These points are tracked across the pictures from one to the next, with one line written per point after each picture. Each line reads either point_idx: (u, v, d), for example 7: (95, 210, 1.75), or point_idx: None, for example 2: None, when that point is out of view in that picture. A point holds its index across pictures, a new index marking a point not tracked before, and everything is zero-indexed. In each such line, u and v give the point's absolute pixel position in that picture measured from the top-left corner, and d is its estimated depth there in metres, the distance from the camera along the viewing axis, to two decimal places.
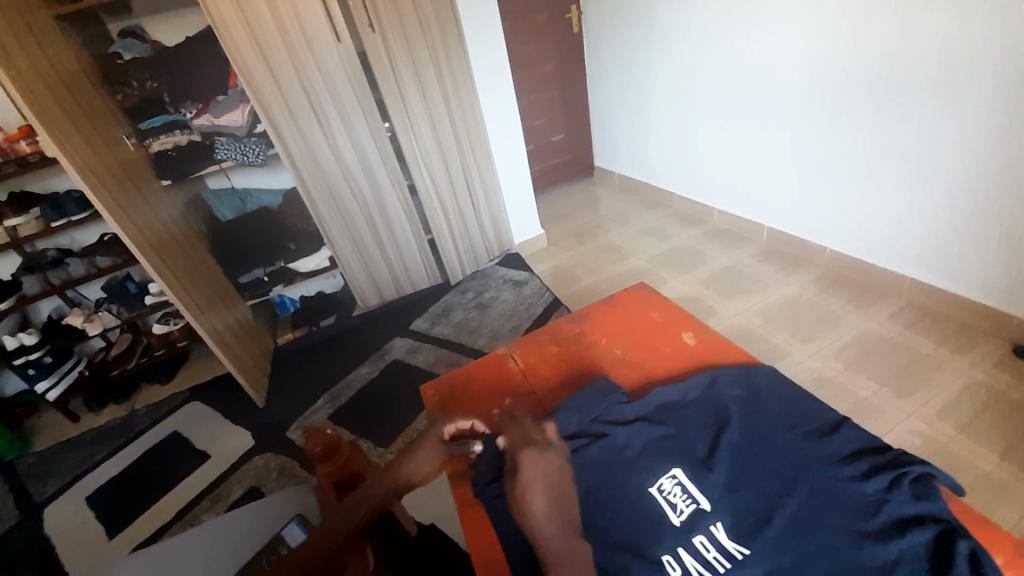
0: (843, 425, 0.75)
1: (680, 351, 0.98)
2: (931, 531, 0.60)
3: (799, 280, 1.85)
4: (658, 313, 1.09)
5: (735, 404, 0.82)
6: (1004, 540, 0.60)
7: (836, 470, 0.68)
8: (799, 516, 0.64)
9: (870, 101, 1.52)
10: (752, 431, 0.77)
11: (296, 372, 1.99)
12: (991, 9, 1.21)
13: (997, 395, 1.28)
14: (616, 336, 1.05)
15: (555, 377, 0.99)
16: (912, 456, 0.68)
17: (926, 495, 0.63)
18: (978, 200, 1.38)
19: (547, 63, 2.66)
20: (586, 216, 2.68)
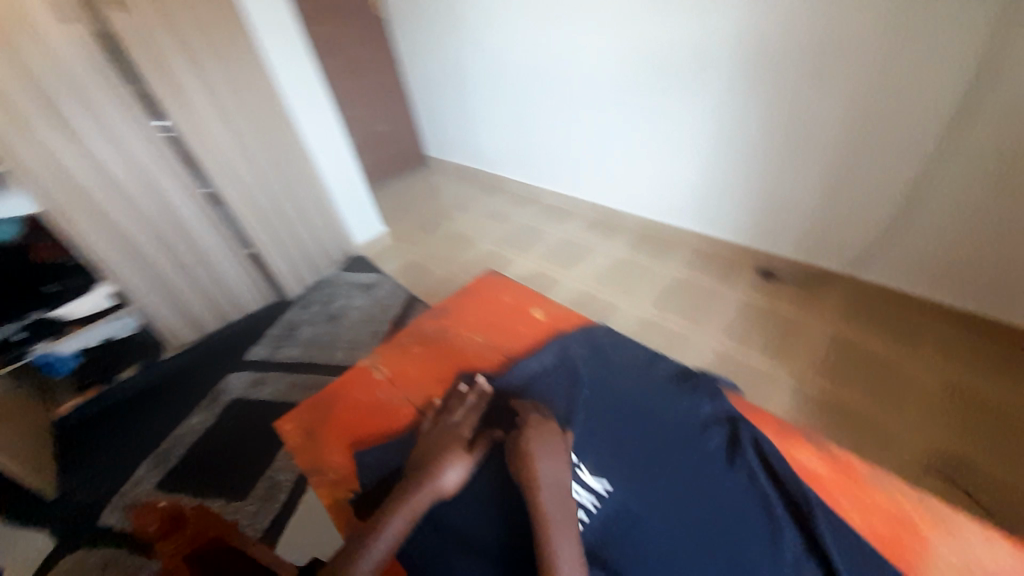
0: (660, 360, 0.95)
1: (533, 326, 1.06)
2: (723, 422, 0.82)
3: (618, 243, 2.17)
4: (509, 296, 1.16)
5: (583, 363, 0.95)
6: (766, 415, 0.84)
7: (663, 396, 0.87)
8: (644, 439, 0.81)
9: (644, 88, 1.83)
10: (599, 381, 0.91)
11: (96, 444, 1.56)
12: (709, 12, 1.53)
13: (755, 308, 1.71)
14: (475, 325, 1.09)
15: (424, 377, 0.99)
16: (706, 373, 0.91)
17: (717, 398, 0.86)
18: (723, 166, 1.78)
19: (355, 48, 2.51)
20: (427, 207, 2.68)
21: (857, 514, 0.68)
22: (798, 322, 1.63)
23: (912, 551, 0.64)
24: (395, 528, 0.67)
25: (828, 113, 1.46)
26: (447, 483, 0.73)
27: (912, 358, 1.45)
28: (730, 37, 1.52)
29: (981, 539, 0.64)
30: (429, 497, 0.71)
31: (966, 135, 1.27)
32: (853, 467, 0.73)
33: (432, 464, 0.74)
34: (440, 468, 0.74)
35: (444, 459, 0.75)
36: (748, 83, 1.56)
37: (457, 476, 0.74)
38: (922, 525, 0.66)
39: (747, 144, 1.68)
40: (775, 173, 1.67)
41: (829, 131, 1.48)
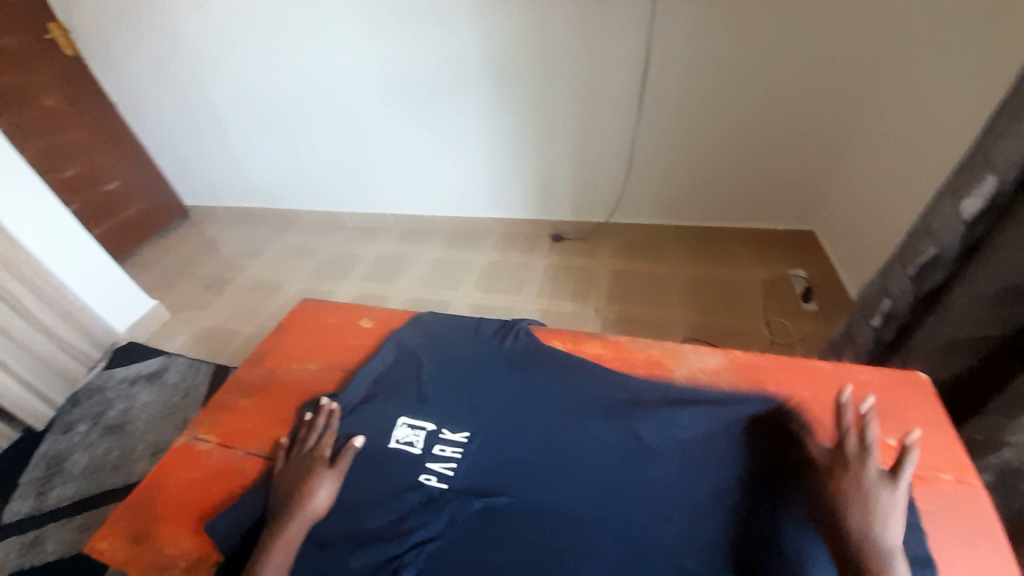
0: (479, 320, 1.01)
1: (364, 335, 1.04)
2: (539, 347, 0.92)
3: (433, 245, 2.27)
4: (332, 315, 1.10)
5: (418, 345, 0.97)
6: (568, 333, 0.95)
7: (488, 348, 0.93)
8: (482, 388, 0.87)
9: (404, 101, 1.97)
10: (435, 355, 0.94)
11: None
12: (433, 29, 1.75)
13: (557, 267, 2.03)
14: (301, 355, 1.03)
15: (259, 426, 0.91)
16: (515, 319, 0.98)
17: (529, 333, 0.95)
18: (491, 156, 2.04)
19: (42, 98, 2.07)
20: (208, 263, 2.38)
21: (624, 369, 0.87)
22: (590, 268, 1.99)
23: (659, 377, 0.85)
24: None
25: (553, 97, 1.81)
26: (314, 507, 0.73)
27: (664, 267, 1.94)
28: (457, 47, 1.77)
29: (692, 352, 0.89)
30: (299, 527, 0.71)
31: (647, 99, 1.73)
32: (621, 343, 0.92)
33: (294, 497, 0.74)
34: (303, 497, 0.74)
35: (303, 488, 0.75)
36: (486, 83, 1.83)
37: (325, 495, 0.75)
38: (665, 359, 0.88)
39: (502, 135, 1.96)
40: (534, 153, 1.99)
41: (562, 112, 1.84)
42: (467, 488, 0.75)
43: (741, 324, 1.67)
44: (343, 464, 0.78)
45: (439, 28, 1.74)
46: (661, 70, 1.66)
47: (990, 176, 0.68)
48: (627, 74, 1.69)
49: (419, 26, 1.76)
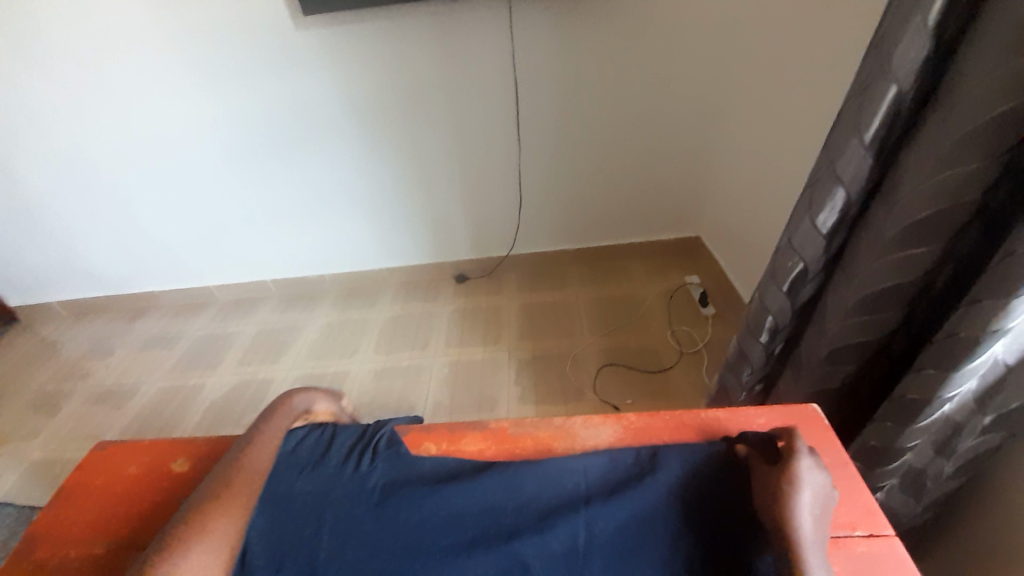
0: (330, 431, 0.80)
1: (188, 481, 0.81)
2: (410, 458, 0.75)
3: (324, 309, 2.04)
4: (137, 464, 0.84)
5: None
6: (443, 431, 0.82)
7: (341, 473, 0.73)
8: (335, 533, 0.65)
9: (268, 155, 1.77)
10: (269, 495, 0.70)
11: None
12: (287, 78, 1.60)
13: (463, 310, 1.92)
14: (91, 534, 0.76)
15: None
16: (377, 422, 0.81)
17: (395, 441, 0.78)
18: (373, 206, 1.90)
19: None
20: (35, 377, 1.91)
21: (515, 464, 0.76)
22: (496, 307, 1.90)
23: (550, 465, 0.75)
24: (226, 522, 0.65)
25: (431, 138, 1.73)
26: (255, 472, 0.71)
27: (570, 292, 1.92)
28: (316, 96, 1.63)
29: (581, 424, 0.80)
30: (250, 482, 0.70)
31: (524, 131, 1.73)
32: (505, 430, 0.81)
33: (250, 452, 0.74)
34: (241, 466, 0.71)
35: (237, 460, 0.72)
36: (354, 131, 1.71)
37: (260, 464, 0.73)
38: (553, 443, 0.78)
39: (383, 182, 1.84)
40: (419, 196, 1.88)
41: (441, 152, 1.77)
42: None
43: (649, 339, 1.68)
44: (275, 440, 0.77)
45: (293, 78, 1.60)
46: (532, 101, 1.66)
47: (839, 189, 0.70)
48: (499, 108, 1.68)
49: (266, 76, 1.60)
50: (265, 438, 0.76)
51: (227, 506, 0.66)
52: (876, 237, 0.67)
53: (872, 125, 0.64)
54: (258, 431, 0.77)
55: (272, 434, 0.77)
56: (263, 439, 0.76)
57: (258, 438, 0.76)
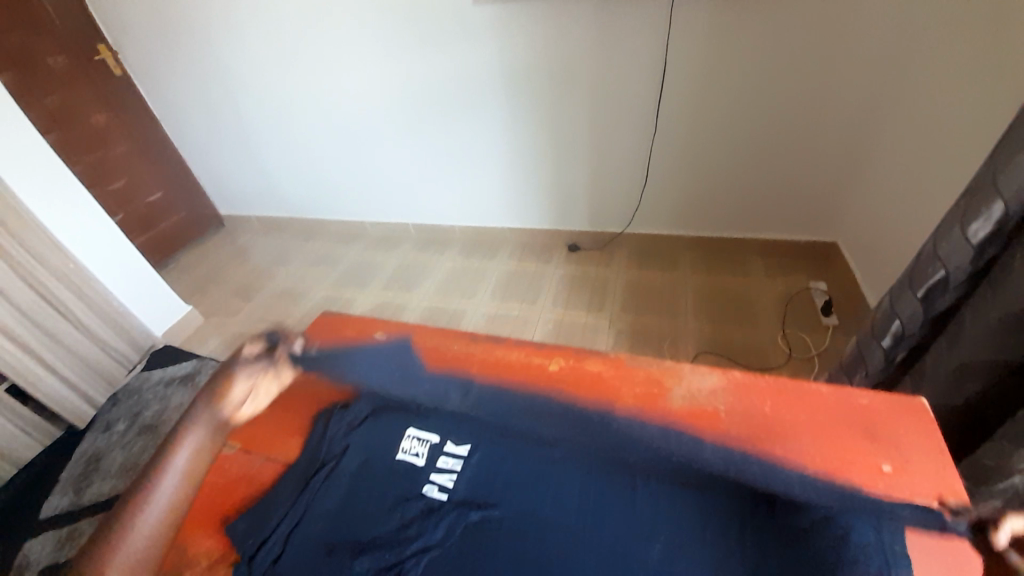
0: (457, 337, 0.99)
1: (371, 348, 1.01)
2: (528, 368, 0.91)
3: (451, 254, 2.33)
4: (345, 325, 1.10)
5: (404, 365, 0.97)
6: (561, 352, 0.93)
7: (470, 370, 0.93)
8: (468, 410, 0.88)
9: (428, 114, 2.03)
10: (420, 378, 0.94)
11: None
12: (456, 46, 1.80)
13: (571, 276, 2.05)
14: (311, 368, 1.07)
15: (276, 437, 0.96)
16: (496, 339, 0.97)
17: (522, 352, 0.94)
18: (507, 169, 2.09)
19: (92, 113, 2.23)
20: (238, 272, 2.49)
21: (628, 388, 0.85)
22: (603, 278, 2.01)
23: (660, 396, 0.82)
24: (149, 521, 0.80)
25: (573, 109, 1.83)
26: (177, 472, 0.85)
27: (680, 276, 1.94)
28: (476, 63, 1.81)
29: (692, 371, 0.85)
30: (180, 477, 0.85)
31: (662, 113, 1.74)
32: (623, 360, 0.89)
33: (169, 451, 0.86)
34: (157, 470, 0.83)
35: (154, 466, 0.83)
36: (503, 98, 1.87)
37: (184, 461, 0.86)
38: (664, 379, 0.85)
39: (519, 148, 2.00)
40: (550, 164, 2.01)
41: (578, 125, 1.87)
42: (462, 501, 0.81)
43: (755, 335, 1.66)
44: (194, 440, 0.88)
45: (459, 46, 1.79)
46: (676, 83, 1.66)
47: (997, 203, 0.68)
48: (641, 89, 1.71)
49: (438, 44, 1.82)
50: (183, 442, 0.87)
51: (155, 504, 0.81)
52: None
53: None
54: (173, 436, 0.87)
55: (189, 437, 0.88)
56: (177, 444, 0.87)
57: (181, 439, 0.87)
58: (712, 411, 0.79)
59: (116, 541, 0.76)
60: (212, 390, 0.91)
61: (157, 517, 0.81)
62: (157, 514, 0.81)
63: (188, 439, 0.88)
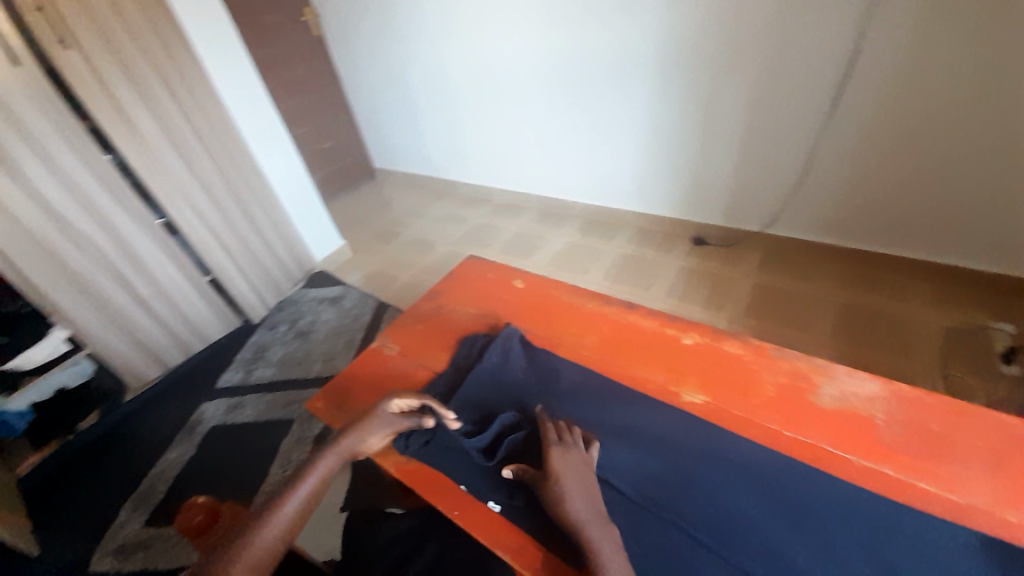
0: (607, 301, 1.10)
1: (517, 294, 1.16)
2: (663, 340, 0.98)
3: (569, 230, 2.36)
4: (491, 273, 1.25)
5: (548, 315, 1.09)
6: (704, 329, 0.98)
7: (614, 327, 1.03)
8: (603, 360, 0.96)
9: (574, 87, 2.04)
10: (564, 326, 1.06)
11: (82, 486, 1.64)
12: (616, 18, 1.77)
13: (693, 269, 1.96)
14: (461, 299, 1.18)
15: (429, 346, 1.08)
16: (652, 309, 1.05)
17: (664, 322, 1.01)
18: (645, 151, 2.03)
19: (292, 67, 2.65)
20: (381, 217, 2.83)
21: (769, 375, 0.86)
22: (728, 277, 1.88)
23: (808, 389, 0.82)
24: (270, 534, 0.72)
25: (731, 93, 1.69)
26: (298, 500, 0.77)
27: (818, 288, 1.74)
28: (633, 37, 1.77)
29: (848, 374, 0.84)
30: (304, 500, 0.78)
31: (838, 108, 1.53)
32: (765, 348, 0.91)
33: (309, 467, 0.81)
34: (285, 495, 0.76)
35: (285, 489, 0.77)
36: (654, 76, 1.81)
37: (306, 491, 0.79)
38: (811, 374, 0.84)
39: (661, 131, 1.93)
40: (691, 148, 1.90)
41: (731, 113, 1.73)
42: None
43: (907, 367, 1.45)
44: (324, 469, 0.82)
45: (619, 18, 1.76)
46: (862, 74, 1.45)
47: None
48: (816, 79, 1.52)
49: (598, 17, 1.80)
50: (314, 468, 0.81)
51: (274, 522, 0.73)
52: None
53: None
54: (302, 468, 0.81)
55: (320, 465, 0.82)
56: (306, 474, 0.80)
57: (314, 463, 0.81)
58: (868, 415, 0.77)
59: (236, 549, 0.68)
60: (355, 426, 0.86)
61: (271, 541, 0.71)
62: (276, 532, 0.72)
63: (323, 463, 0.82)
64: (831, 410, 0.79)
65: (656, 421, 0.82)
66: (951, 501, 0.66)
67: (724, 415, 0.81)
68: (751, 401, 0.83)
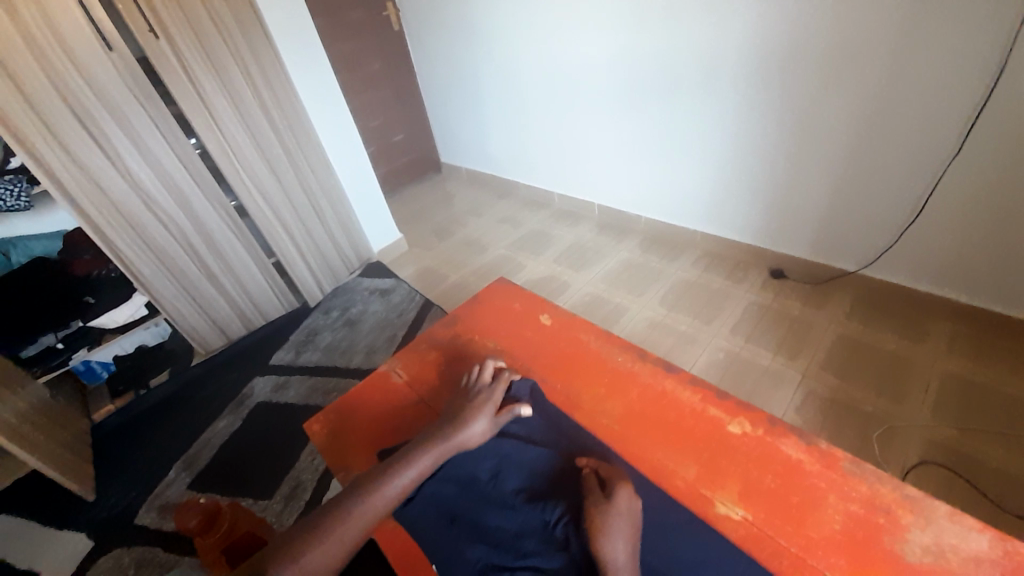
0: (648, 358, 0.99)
1: (541, 333, 1.09)
2: (715, 421, 0.85)
3: (628, 245, 2.20)
4: (519, 302, 1.18)
5: (581, 366, 1.00)
6: (760, 416, 0.85)
7: (653, 393, 0.92)
8: (638, 435, 0.86)
9: (650, 93, 1.88)
10: (598, 383, 0.96)
11: (142, 440, 1.79)
12: (704, 17, 1.58)
13: (766, 307, 1.73)
14: (487, 331, 1.12)
15: (439, 382, 1.03)
16: (699, 379, 0.93)
17: (713, 397, 0.89)
18: (722, 168, 1.82)
19: (372, 60, 2.71)
20: (441, 213, 2.83)
21: (836, 500, 0.72)
22: (809, 321, 1.63)
23: (888, 530, 0.67)
24: (356, 523, 0.70)
25: (834, 114, 1.45)
26: (390, 494, 0.74)
27: (925, 351, 1.45)
28: (720, 40, 1.57)
29: (948, 518, 0.67)
30: (379, 505, 0.73)
31: (975, 139, 1.24)
32: (836, 459, 0.76)
33: (403, 458, 0.78)
34: (379, 486, 0.74)
35: (381, 476, 0.75)
36: (742, 86, 1.60)
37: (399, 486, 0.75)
38: (895, 508, 0.69)
39: (744, 148, 1.71)
40: (779, 171, 1.67)
41: (831, 136, 1.48)
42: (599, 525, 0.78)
43: None
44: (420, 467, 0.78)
45: (706, 19, 1.58)
46: (1016, 99, 1.15)
47: None
48: (947, 104, 1.24)
49: (685, 16, 1.63)
50: (408, 464, 0.77)
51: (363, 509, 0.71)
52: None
53: None
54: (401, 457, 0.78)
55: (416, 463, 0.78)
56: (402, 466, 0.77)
57: (395, 469, 0.76)
58: None
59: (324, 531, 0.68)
60: (451, 428, 0.82)
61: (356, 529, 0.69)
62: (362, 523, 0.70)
63: (420, 458, 0.79)
64: (918, 566, 0.63)
65: (688, 530, 0.71)
66: None
67: (767, 545, 0.69)
68: (808, 532, 0.69)
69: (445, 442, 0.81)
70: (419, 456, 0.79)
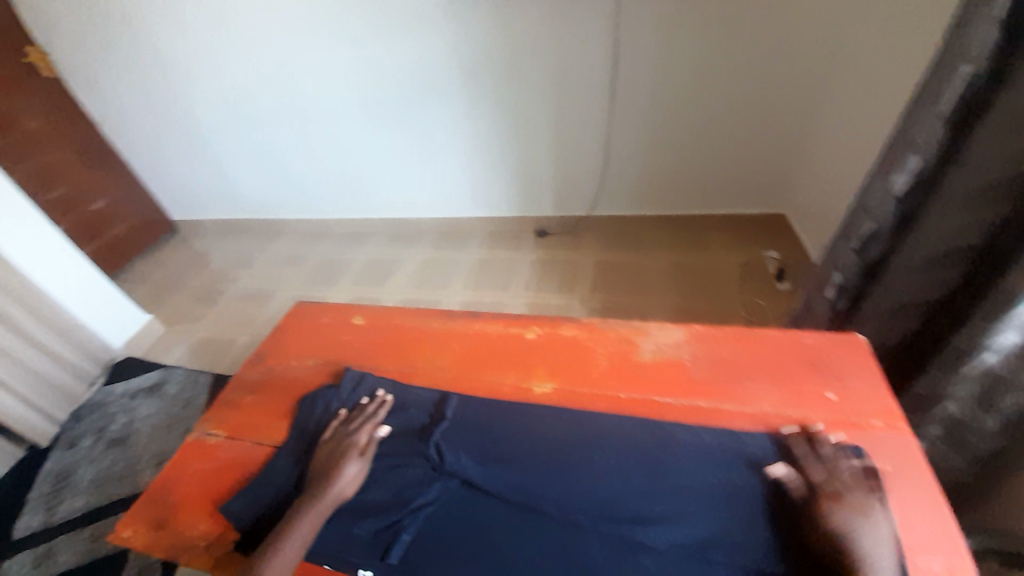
0: (451, 313, 1.11)
1: (355, 332, 1.10)
2: (514, 335, 1.03)
3: (421, 248, 2.31)
4: (323, 316, 1.16)
5: (397, 343, 1.07)
6: (545, 317, 1.06)
7: (465, 336, 1.06)
8: (461, 374, 0.98)
9: (386, 106, 2.01)
10: (418, 349, 1.04)
11: None
12: (406, 34, 1.79)
13: (543, 261, 2.09)
14: (301, 351, 1.09)
15: (269, 419, 0.97)
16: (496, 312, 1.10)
17: (508, 320, 1.07)
18: (468, 158, 2.10)
19: (21, 117, 2.09)
20: (199, 277, 2.41)
21: (602, 347, 0.98)
22: (574, 261, 2.05)
23: (631, 351, 0.96)
24: None
25: (530, 95, 1.85)
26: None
27: (647, 254, 2.01)
28: (427, 53, 1.82)
29: (658, 328, 0.99)
30: None
31: (615, 94, 1.79)
32: (594, 324, 1.03)
33: (275, 537, 0.74)
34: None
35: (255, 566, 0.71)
36: (458, 87, 1.88)
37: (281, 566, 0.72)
38: (634, 335, 0.99)
39: (478, 138, 2.02)
40: (510, 149, 2.03)
41: (536, 114, 1.89)
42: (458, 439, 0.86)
43: (720, 303, 1.76)
44: (301, 538, 0.74)
45: (410, 38, 1.80)
46: (625, 64, 1.70)
47: (914, 155, 0.85)
48: (593, 73, 1.75)
49: (392, 35, 1.82)
50: (286, 540, 0.74)
51: None
52: (1002, 118, 0.71)
53: (932, 121, 0.81)
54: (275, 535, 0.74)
55: (295, 534, 0.74)
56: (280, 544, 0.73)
57: (280, 538, 0.74)
58: (678, 360, 0.93)
59: None
60: (324, 483, 0.80)
61: None
62: None
63: (298, 527, 0.75)
64: (654, 362, 0.93)
65: (523, 417, 0.87)
66: (748, 411, 0.83)
67: (572, 398, 0.90)
68: (592, 377, 0.93)
69: (321, 500, 0.78)
70: (294, 528, 0.75)
